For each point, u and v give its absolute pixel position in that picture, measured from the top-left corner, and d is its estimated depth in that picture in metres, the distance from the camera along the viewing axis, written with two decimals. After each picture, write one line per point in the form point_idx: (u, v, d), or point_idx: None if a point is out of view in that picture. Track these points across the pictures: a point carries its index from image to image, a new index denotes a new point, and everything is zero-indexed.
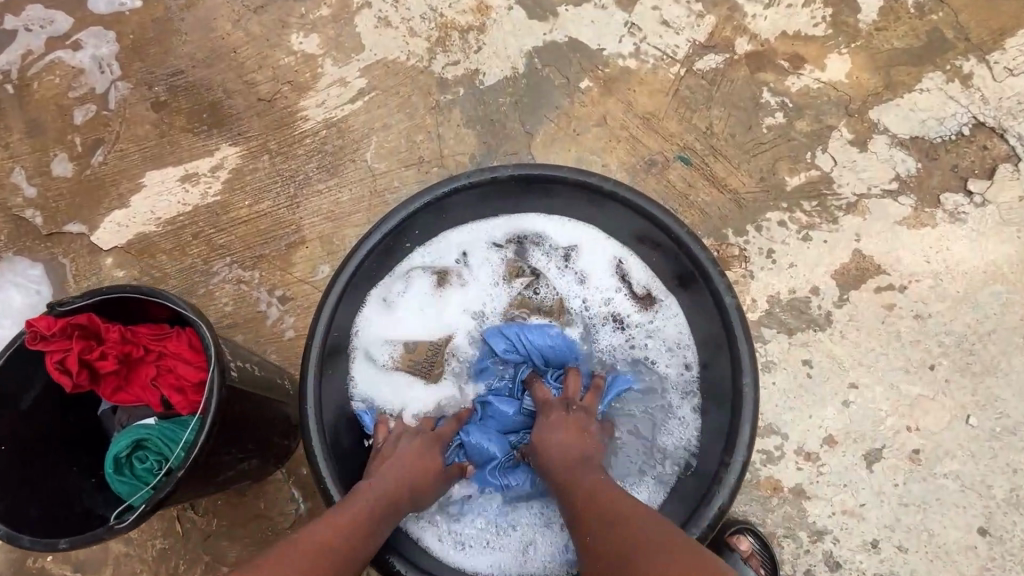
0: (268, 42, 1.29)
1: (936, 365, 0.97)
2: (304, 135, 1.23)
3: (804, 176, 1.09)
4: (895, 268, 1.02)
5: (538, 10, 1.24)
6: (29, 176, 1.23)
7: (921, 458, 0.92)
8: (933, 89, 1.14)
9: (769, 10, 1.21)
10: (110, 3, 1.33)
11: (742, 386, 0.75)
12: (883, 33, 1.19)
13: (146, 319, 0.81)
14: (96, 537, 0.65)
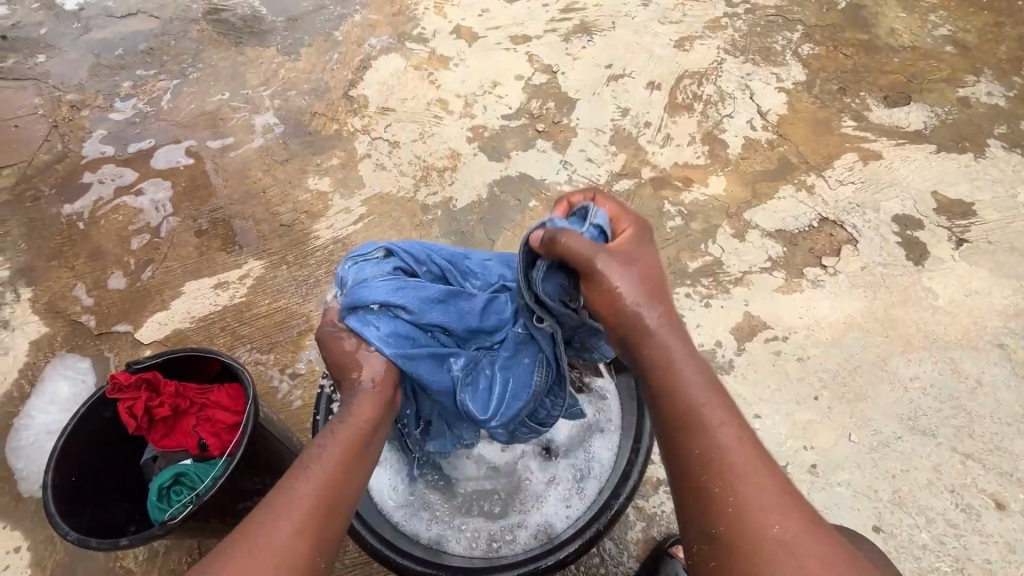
0: (291, 184, 1.69)
1: (819, 396, 1.22)
2: (316, 249, 1.56)
3: (701, 260, 1.44)
4: (777, 324, 1.32)
5: (496, 154, 1.69)
6: (87, 289, 1.52)
7: (818, 470, 1.13)
8: (788, 197, 1.55)
9: (663, 148, 1.67)
10: (169, 161, 1.74)
11: None
12: (746, 160, 1.63)
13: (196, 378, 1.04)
14: (151, 535, 0.86)
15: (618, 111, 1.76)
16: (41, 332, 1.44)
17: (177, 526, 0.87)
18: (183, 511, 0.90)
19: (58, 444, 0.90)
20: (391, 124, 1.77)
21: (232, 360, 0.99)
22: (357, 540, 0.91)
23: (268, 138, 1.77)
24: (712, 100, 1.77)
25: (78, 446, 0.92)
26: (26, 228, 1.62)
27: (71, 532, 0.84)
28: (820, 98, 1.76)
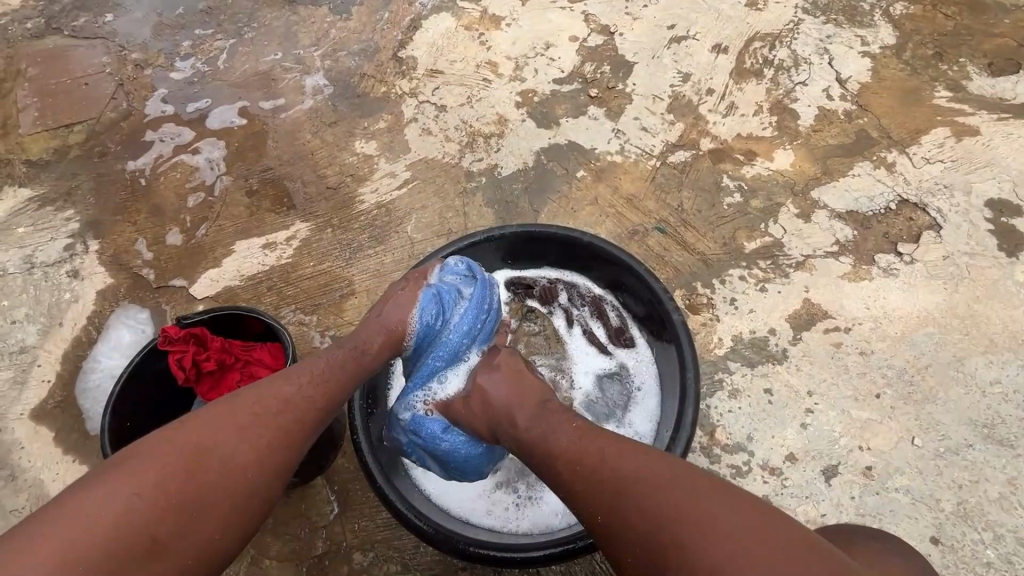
0: (338, 147, 1.68)
1: (881, 395, 1.12)
2: (360, 213, 1.57)
3: (759, 241, 1.34)
4: (840, 313, 1.22)
5: (545, 121, 1.62)
6: (148, 244, 1.59)
7: (873, 473, 1.05)
8: (864, 175, 1.41)
9: (726, 118, 1.55)
10: (224, 122, 1.77)
11: (686, 378, 0.92)
12: (819, 134, 1.49)
13: (240, 335, 1.07)
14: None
15: (679, 76, 1.64)
16: (107, 283, 1.53)
17: None
18: None
19: (116, 389, 0.95)
20: (439, 87, 1.73)
21: (274, 319, 1.01)
22: (389, 508, 0.92)
23: (317, 100, 1.77)
24: (785, 66, 1.61)
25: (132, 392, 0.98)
26: (95, 182, 1.70)
27: None
28: (912, 65, 1.58)
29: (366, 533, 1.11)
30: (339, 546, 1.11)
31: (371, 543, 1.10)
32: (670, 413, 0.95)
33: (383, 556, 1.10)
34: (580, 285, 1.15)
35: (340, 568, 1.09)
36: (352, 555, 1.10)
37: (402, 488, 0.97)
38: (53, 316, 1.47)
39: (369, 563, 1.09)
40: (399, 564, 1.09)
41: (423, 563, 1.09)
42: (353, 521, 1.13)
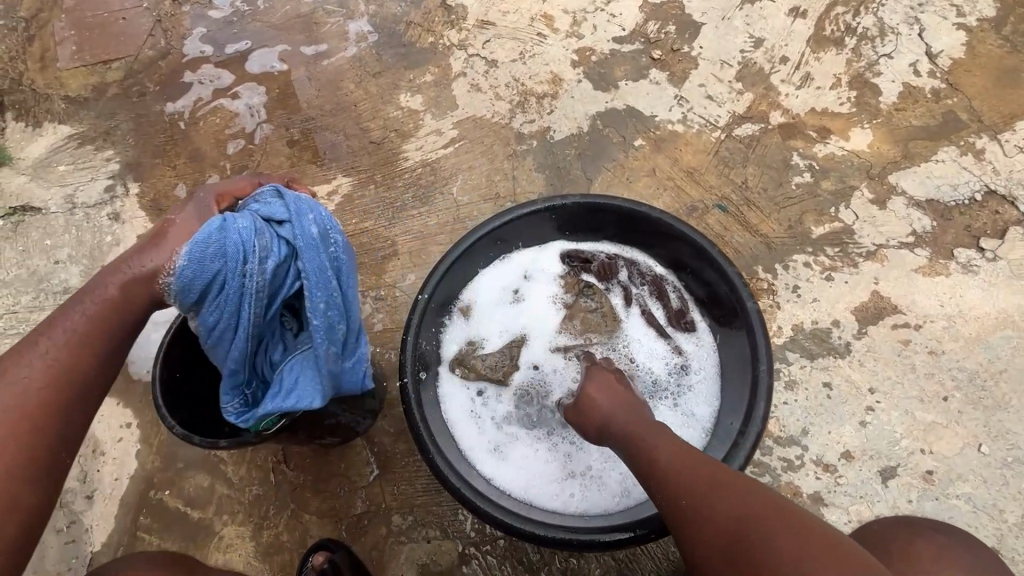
0: (383, 99, 1.61)
1: (949, 398, 1.07)
2: (404, 171, 1.51)
3: (828, 226, 1.26)
4: (911, 309, 1.15)
5: (602, 83, 1.52)
6: (188, 190, 1.56)
7: (934, 478, 1.01)
8: (949, 161, 1.31)
9: (800, 90, 1.44)
10: (264, 66, 1.70)
11: (759, 371, 0.87)
12: (902, 113, 1.38)
13: None
14: (247, 441, 0.90)
15: (750, 41, 1.52)
16: (147, 228, 1.51)
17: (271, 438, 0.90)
18: (277, 422, 0.92)
19: (168, 340, 0.93)
20: (490, 40, 1.63)
21: None
22: (440, 479, 0.87)
23: (361, 48, 1.68)
24: (869, 35, 1.48)
25: (182, 343, 0.97)
26: (133, 123, 1.66)
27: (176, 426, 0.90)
28: (1011, 41, 1.44)
29: (406, 497, 1.11)
30: (379, 507, 1.11)
31: (410, 507, 1.11)
32: (737, 404, 0.91)
33: (422, 520, 1.10)
34: (640, 262, 1.09)
35: (379, 528, 1.10)
36: (391, 517, 1.10)
37: (460, 469, 0.92)
38: (95, 259, 1.47)
39: (408, 526, 1.10)
40: (437, 530, 1.09)
41: (461, 531, 1.09)
42: (391, 484, 1.12)
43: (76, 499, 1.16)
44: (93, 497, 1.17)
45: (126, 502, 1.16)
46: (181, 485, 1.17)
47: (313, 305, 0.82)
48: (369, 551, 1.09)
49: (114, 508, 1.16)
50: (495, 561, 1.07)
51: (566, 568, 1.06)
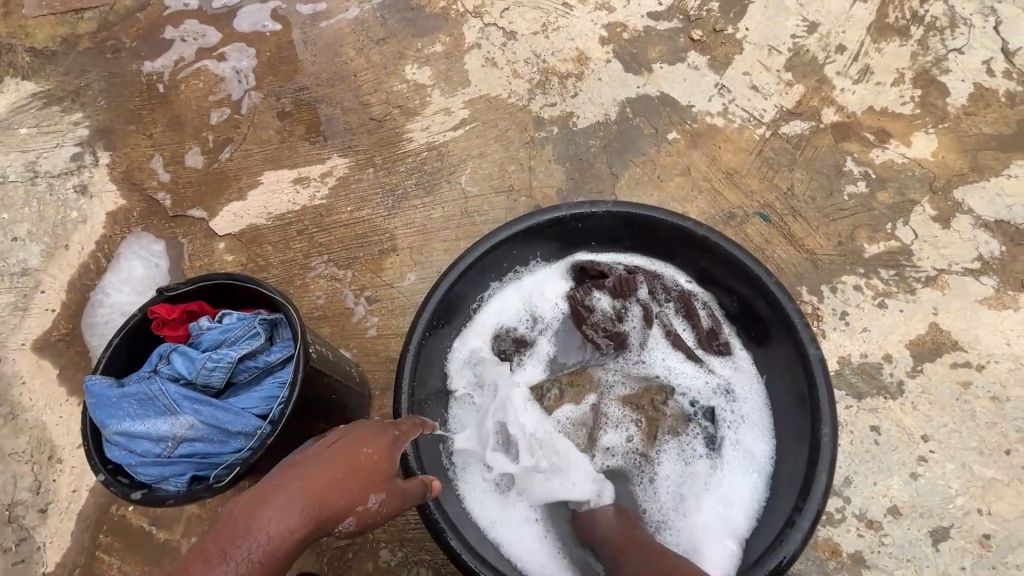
0: (386, 70, 1.43)
1: (1012, 451, 0.95)
2: (407, 154, 1.35)
3: (883, 245, 1.12)
4: (974, 346, 1.02)
5: (634, 65, 1.35)
6: (165, 163, 1.39)
7: (991, 543, 0.90)
8: (1021, 176, 1.16)
9: (857, 85, 1.27)
10: (254, 24, 1.51)
11: (820, 436, 0.75)
12: (971, 118, 1.23)
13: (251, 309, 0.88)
14: (197, 497, 0.70)
15: (804, 25, 1.34)
16: (118, 205, 1.35)
17: (216, 489, 0.71)
18: (224, 469, 0.73)
19: (102, 359, 0.79)
20: (510, 8, 1.44)
21: (284, 292, 0.81)
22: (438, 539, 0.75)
23: (364, 10, 1.49)
24: (939, 26, 1.31)
25: (125, 363, 0.82)
26: (106, 83, 1.47)
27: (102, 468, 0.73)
28: None
29: (395, 530, 0.99)
30: (364, 540, 0.99)
31: (400, 542, 0.99)
32: (793, 463, 0.79)
33: (413, 556, 0.98)
34: (664, 275, 0.95)
35: (365, 563, 0.98)
36: (378, 552, 0.99)
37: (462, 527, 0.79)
38: (58, 236, 1.31)
39: (397, 562, 0.98)
40: (430, 568, 0.98)
41: (457, 571, 0.97)
42: None
43: (29, 513, 1.05)
44: (49, 510, 1.06)
45: (85, 517, 1.05)
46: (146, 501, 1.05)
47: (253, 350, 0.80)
48: None
49: (71, 523, 1.05)
50: None
51: None
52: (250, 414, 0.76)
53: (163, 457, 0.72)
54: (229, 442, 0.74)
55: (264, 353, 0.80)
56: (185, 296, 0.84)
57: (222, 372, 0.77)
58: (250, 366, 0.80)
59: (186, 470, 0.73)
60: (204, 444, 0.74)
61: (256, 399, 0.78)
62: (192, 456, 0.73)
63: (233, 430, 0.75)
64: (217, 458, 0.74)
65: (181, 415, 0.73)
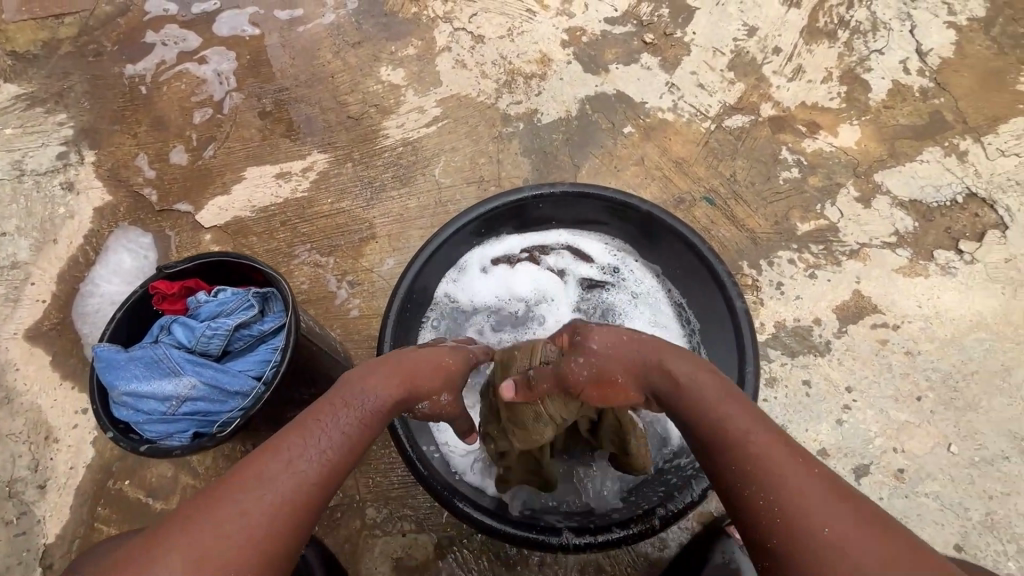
0: (362, 72, 1.53)
1: (923, 398, 1.09)
2: (384, 149, 1.44)
3: (813, 223, 1.25)
4: (890, 309, 1.16)
5: (592, 66, 1.47)
6: (150, 160, 1.46)
7: (904, 476, 1.03)
8: (932, 161, 1.31)
9: (791, 82, 1.42)
10: (234, 29, 1.58)
11: (744, 375, 0.85)
12: (889, 111, 1.38)
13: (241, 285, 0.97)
14: (201, 446, 0.81)
15: (744, 30, 1.48)
16: (105, 200, 1.41)
17: (218, 440, 0.82)
18: (224, 424, 0.84)
19: (109, 330, 0.88)
20: (477, 13, 1.55)
21: (272, 269, 0.91)
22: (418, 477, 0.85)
23: (340, 15, 1.58)
24: (862, 29, 1.46)
25: (130, 334, 0.91)
26: (89, 85, 1.53)
27: (114, 425, 0.83)
28: (999, 43, 1.44)
29: (380, 489, 1.08)
30: (351, 500, 1.08)
31: (384, 500, 1.08)
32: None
33: (396, 513, 1.07)
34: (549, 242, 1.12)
35: (352, 521, 1.07)
36: (365, 510, 1.07)
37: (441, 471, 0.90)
38: (46, 231, 1.36)
39: (382, 519, 1.07)
40: (413, 523, 1.07)
41: (437, 524, 1.06)
42: (366, 476, 1.09)
43: (28, 489, 1.12)
44: (48, 486, 1.12)
45: (85, 491, 1.12)
46: (143, 474, 1.12)
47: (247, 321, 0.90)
48: (341, 544, 1.06)
49: (71, 498, 1.11)
50: (471, 554, 1.05)
51: (541, 561, 1.04)
52: (246, 375, 0.87)
53: (171, 413, 0.83)
54: (229, 401, 0.86)
55: (257, 324, 0.91)
56: (182, 274, 0.93)
57: (221, 340, 0.88)
58: (245, 336, 0.90)
59: (191, 424, 0.84)
60: (206, 402, 0.85)
61: (251, 364, 0.89)
62: (196, 412, 0.84)
63: (232, 391, 0.86)
64: (217, 415, 0.85)
65: (185, 376, 0.84)
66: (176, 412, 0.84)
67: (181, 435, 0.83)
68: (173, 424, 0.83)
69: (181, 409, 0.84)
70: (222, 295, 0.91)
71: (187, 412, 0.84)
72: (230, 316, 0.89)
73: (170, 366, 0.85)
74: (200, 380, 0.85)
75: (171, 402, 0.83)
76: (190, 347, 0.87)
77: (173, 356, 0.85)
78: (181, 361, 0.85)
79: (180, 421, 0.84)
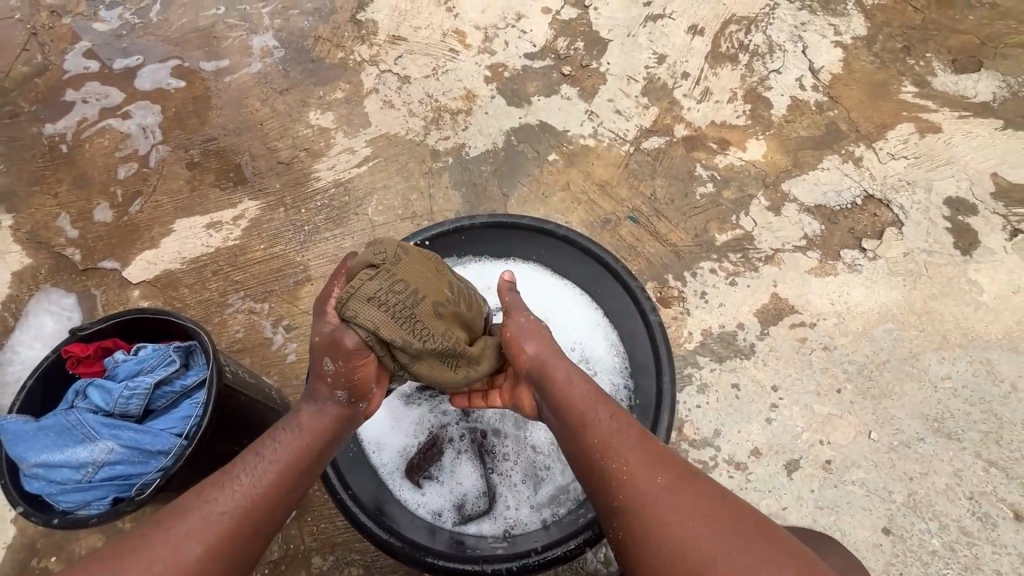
0: (290, 118, 1.54)
1: (842, 390, 1.17)
2: (316, 192, 1.45)
3: (730, 233, 1.33)
4: (806, 308, 1.24)
5: (515, 99, 1.53)
6: (73, 220, 1.42)
7: (832, 467, 1.11)
8: (832, 168, 1.41)
9: (701, 104, 1.51)
10: (157, 83, 1.58)
11: (662, 383, 0.96)
12: (791, 125, 1.48)
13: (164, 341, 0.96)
14: (120, 513, 0.79)
15: (654, 57, 1.57)
16: (24, 264, 1.37)
17: (138, 503, 0.80)
18: (145, 486, 0.83)
19: (17, 401, 0.85)
20: (402, 56, 1.60)
21: (192, 323, 0.90)
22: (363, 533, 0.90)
23: (266, 64, 1.61)
24: (760, 52, 1.56)
25: (41, 403, 0.88)
26: (6, 148, 1.50)
27: (25, 501, 0.81)
28: (881, 58, 1.55)
29: (325, 536, 1.06)
30: (296, 550, 1.05)
31: (330, 547, 1.05)
32: (644, 408, 0.98)
33: (343, 559, 1.05)
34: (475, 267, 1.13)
35: (297, 572, 1.04)
36: (311, 559, 1.05)
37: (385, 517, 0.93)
38: None
39: (329, 567, 1.05)
40: (361, 567, 1.05)
41: (385, 567, 1.05)
42: (310, 523, 1.07)
43: None
44: None
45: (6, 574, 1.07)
46: (72, 547, 1.08)
47: (167, 377, 0.88)
48: None
49: None
50: None
51: None
52: (168, 433, 0.86)
53: (86, 482, 0.81)
54: (150, 462, 0.84)
55: (179, 380, 0.89)
56: (97, 335, 0.91)
57: (139, 400, 0.86)
58: (165, 393, 0.88)
59: (110, 490, 0.82)
60: (125, 466, 0.83)
61: (173, 421, 0.87)
62: (115, 478, 0.82)
63: (153, 451, 0.84)
64: (137, 477, 0.83)
65: (101, 441, 0.82)
66: (91, 481, 0.81)
67: (100, 502, 0.82)
68: (90, 491, 0.81)
69: (97, 476, 0.82)
70: (140, 353, 0.88)
71: (103, 479, 0.82)
72: (148, 375, 0.87)
73: (83, 433, 0.82)
74: (115, 445, 0.82)
75: (85, 470, 0.81)
76: (106, 410, 0.85)
77: (86, 421, 0.83)
78: (94, 426, 0.82)
79: (97, 488, 0.82)
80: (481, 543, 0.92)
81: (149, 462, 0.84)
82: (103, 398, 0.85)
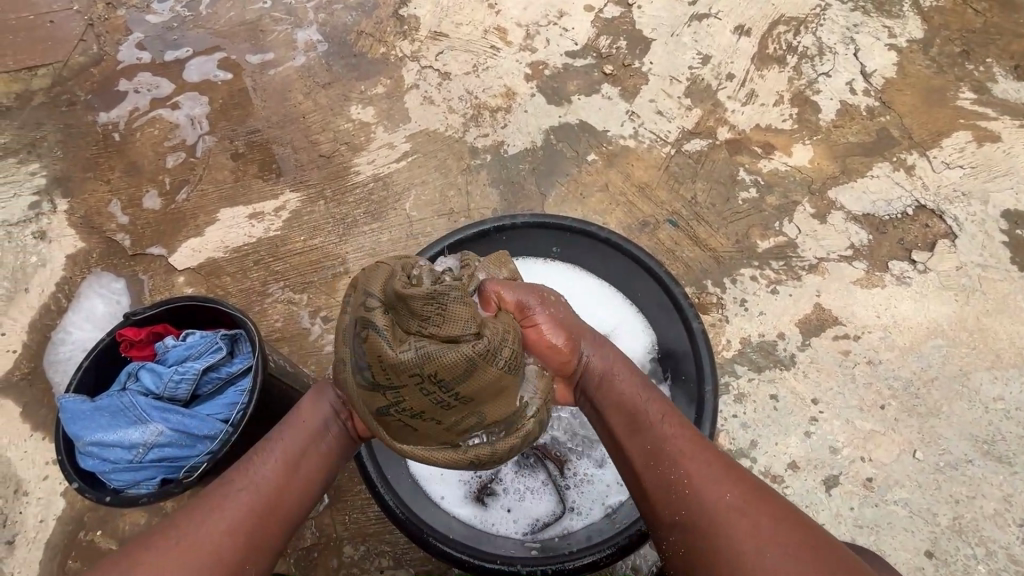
0: (332, 111, 1.56)
1: (886, 406, 1.13)
2: (355, 186, 1.47)
3: (773, 240, 1.30)
4: (850, 320, 1.20)
5: (555, 97, 1.52)
6: (123, 206, 1.47)
7: (873, 485, 1.08)
8: (882, 176, 1.36)
9: (745, 106, 1.47)
10: (205, 75, 1.62)
11: (704, 391, 0.94)
12: (839, 130, 1.43)
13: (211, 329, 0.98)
14: (168, 493, 0.82)
15: (698, 58, 1.54)
16: (78, 247, 1.42)
17: (185, 486, 0.83)
18: (191, 469, 0.85)
19: (73, 380, 0.88)
20: (443, 52, 1.60)
21: (239, 312, 0.92)
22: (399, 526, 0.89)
23: (309, 58, 1.63)
24: (809, 54, 1.51)
25: (96, 384, 0.92)
26: (62, 134, 1.55)
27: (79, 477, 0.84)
28: (938, 62, 1.49)
29: (358, 526, 1.08)
30: (328, 538, 1.07)
31: (362, 537, 1.07)
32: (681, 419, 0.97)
33: (374, 550, 1.07)
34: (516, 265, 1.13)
35: (329, 560, 1.06)
36: (342, 548, 1.07)
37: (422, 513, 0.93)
38: (18, 281, 1.38)
39: (360, 557, 1.06)
40: (391, 559, 1.06)
41: (415, 560, 1.06)
42: (343, 513, 1.09)
43: None
44: (15, 542, 1.13)
45: (55, 545, 1.12)
46: (118, 523, 1.13)
47: (214, 363, 0.91)
48: None
49: (41, 552, 1.12)
50: None
51: None
52: (214, 419, 0.88)
53: (136, 463, 0.84)
54: (196, 446, 0.87)
55: (225, 368, 0.91)
56: (149, 320, 0.94)
57: (187, 385, 0.88)
58: (212, 379, 0.91)
59: (159, 471, 0.85)
60: (173, 448, 0.86)
61: (219, 407, 0.90)
62: (163, 459, 0.85)
63: (199, 436, 0.87)
64: (184, 460, 0.86)
65: (152, 423, 0.85)
66: (141, 461, 0.84)
67: (148, 482, 0.85)
68: (140, 471, 0.84)
69: (147, 458, 0.84)
70: (189, 339, 0.91)
71: (153, 460, 0.85)
72: (197, 361, 0.90)
73: (135, 415, 0.85)
74: (165, 428, 0.85)
75: (135, 451, 0.84)
76: (156, 393, 0.88)
77: (138, 404, 0.85)
78: (145, 409, 0.85)
79: (146, 468, 0.85)
80: (516, 545, 0.93)
81: (196, 446, 0.87)
82: (154, 381, 0.88)
